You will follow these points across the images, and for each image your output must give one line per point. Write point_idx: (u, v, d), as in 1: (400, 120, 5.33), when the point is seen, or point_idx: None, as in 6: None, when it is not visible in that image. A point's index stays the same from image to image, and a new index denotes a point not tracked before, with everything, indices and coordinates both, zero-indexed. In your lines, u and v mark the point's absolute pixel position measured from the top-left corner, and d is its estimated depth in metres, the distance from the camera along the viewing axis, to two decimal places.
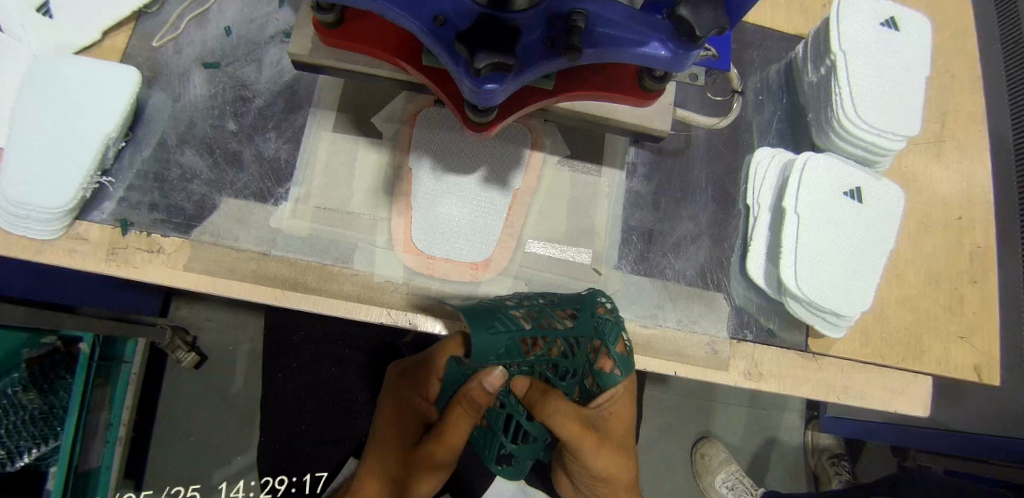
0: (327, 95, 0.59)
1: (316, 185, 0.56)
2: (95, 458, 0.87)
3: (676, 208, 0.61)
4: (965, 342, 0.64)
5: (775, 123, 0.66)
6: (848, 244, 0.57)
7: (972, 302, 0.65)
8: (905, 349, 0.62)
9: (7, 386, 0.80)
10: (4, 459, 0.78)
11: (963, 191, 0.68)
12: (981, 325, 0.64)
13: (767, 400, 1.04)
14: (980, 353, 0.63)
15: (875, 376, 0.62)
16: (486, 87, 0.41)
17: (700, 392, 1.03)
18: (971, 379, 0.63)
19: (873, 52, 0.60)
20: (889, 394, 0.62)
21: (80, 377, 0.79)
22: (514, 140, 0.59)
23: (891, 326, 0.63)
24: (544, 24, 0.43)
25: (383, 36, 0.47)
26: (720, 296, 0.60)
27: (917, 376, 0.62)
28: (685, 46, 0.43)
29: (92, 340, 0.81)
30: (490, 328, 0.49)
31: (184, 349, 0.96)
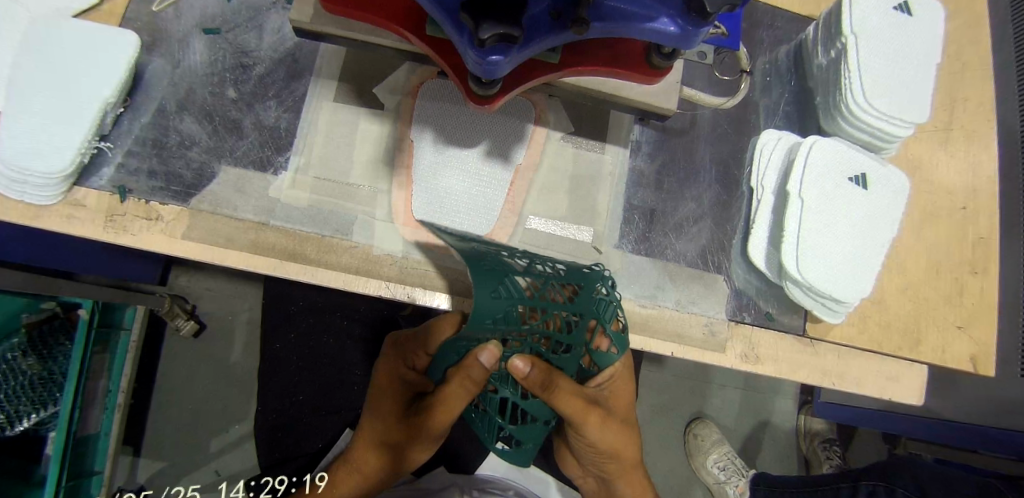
0: (329, 64, 0.58)
1: (316, 155, 0.55)
2: (94, 423, 0.88)
3: (680, 188, 0.61)
4: (963, 332, 0.64)
5: (783, 106, 0.65)
6: (852, 229, 0.56)
7: (972, 292, 0.65)
8: (902, 337, 0.63)
9: (6, 350, 0.80)
10: (4, 424, 0.79)
11: (968, 181, 0.67)
12: (979, 315, 0.64)
13: (762, 384, 1.05)
14: (977, 343, 0.64)
15: (871, 363, 0.62)
16: (491, 59, 0.41)
17: (696, 373, 1.04)
18: (967, 369, 0.63)
19: (886, 36, 0.59)
20: (884, 381, 0.62)
21: (80, 341, 0.80)
22: (516, 115, 0.58)
23: (889, 314, 0.63)
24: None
25: (387, 5, 0.46)
26: (721, 278, 0.60)
27: (913, 364, 0.63)
28: (694, 23, 0.43)
29: (91, 306, 0.81)
30: (492, 291, 0.48)
31: (183, 318, 0.96)
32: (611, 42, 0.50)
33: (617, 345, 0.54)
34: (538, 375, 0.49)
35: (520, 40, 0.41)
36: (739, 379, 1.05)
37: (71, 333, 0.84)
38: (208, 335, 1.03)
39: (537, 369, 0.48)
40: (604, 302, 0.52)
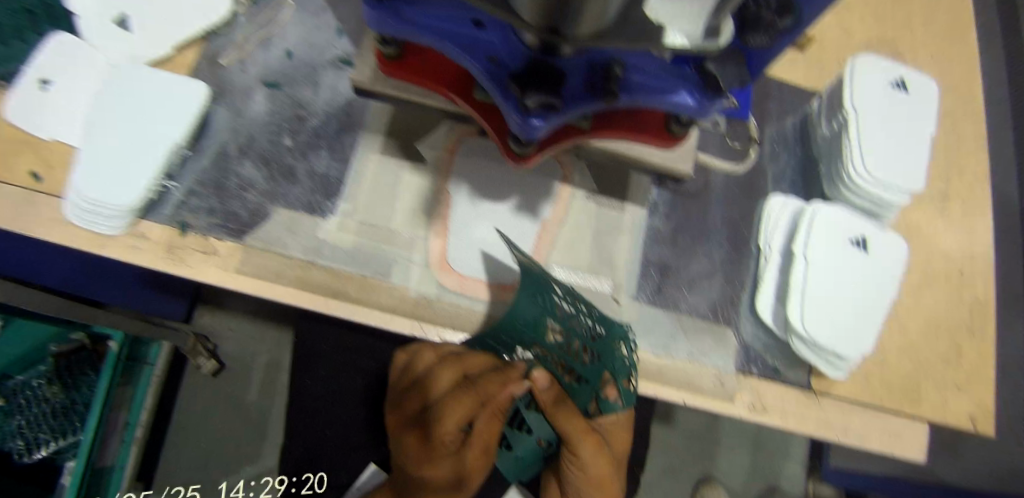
0: (376, 120, 0.64)
1: (362, 202, 0.61)
2: (110, 456, 0.89)
3: (693, 246, 0.66)
4: (961, 391, 0.67)
5: (789, 173, 0.70)
6: (854, 286, 0.61)
7: (969, 353, 0.68)
8: (903, 393, 0.66)
9: (35, 377, 0.88)
10: (24, 450, 0.88)
11: (964, 248, 0.72)
12: (976, 376, 0.68)
13: (770, 443, 1.07)
14: (976, 403, 0.66)
15: (873, 419, 0.65)
16: (532, 123, 0.47)
17: (704, 432, 1.06)
18: (966, 428, 0.66)
19: (883, 110, 0.65)
20: (886, 436, 0.65)
21: (107, 374, 0.83)
22: (545, 174, 0.63)
23: (891, 371, 0.66)
24: (585, 71, 0.49)
25: (440, 72, 0.53)
26: (731, 331, 0.64)
27: (914, 421, 0.65)
28: (709, 96, 0.50)
29: (121, 340, 0.84)
30: (531, 294, 0.56)
31: (205, 356, 1.00)
32: (635, 111, 0.56)
33: (622, 400, 0.55)
34: (550, 393, 0.59)
35: (558, 107, 0.47)
36: (749, 441, 1.06)
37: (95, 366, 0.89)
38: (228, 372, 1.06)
39: (550, 388, 0.59)
40: (621, 360, 0.52)
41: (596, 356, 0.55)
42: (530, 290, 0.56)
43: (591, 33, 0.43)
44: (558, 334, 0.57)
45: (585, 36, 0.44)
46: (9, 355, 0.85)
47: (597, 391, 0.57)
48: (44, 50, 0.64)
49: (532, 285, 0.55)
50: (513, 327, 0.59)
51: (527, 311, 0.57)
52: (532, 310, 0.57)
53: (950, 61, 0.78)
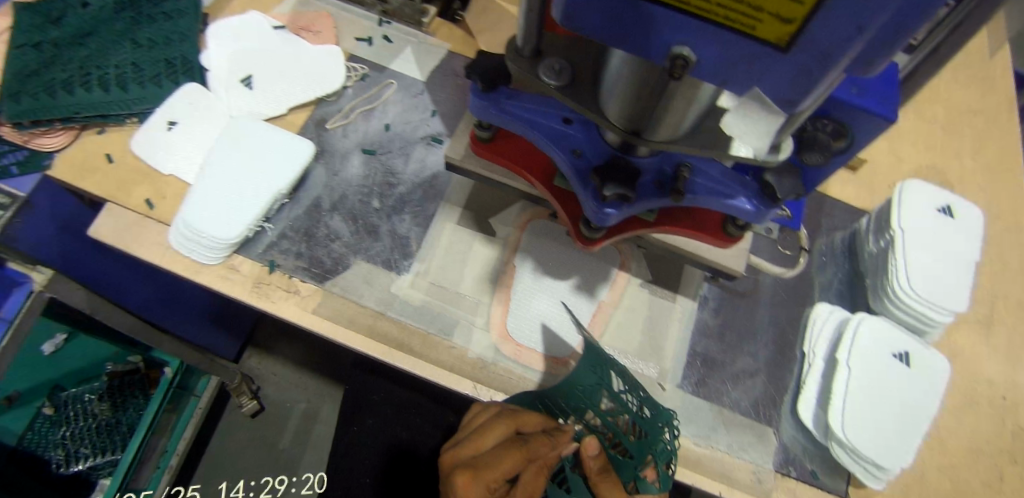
0: (456, 193, 0.70)
1: (436, 265, 0.66)
2: (143, 480, 0.95)
3: (738, 342, 0.69)
4: None
5: (836, 283, 0.73)
6: (896, 398, 0.62)
7: (1012, 481, 0.68)
8: None
9: (87, 392, 0.94)
10: (63, 461, 0.91)
11: (1008, 374, 0.73)
12: None
13: None
14: None
15: None
16: (606, 211, 0.53)
17: None
18: None
19: (930, 233, 0.68)
20: None
21: (157, 398, 0.93)
22: (605, 259, 0.68)
23: (929, 489, 0.66)
24: (656, 171, 0.55)
25: (524, 157, 0.60)
26: (771, 430, 0.65)
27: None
28: (766, 204, 0.54)
29: (176, 367, 0.96)
30: (591, 363, 0.58)
31: (247, 396, 1.07)
32: (697, 212, 0.60)
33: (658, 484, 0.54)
34: (597, 463, 0.55)
35: (630, 200, 0.53)
36: None
37: (144, 389, 0.97)
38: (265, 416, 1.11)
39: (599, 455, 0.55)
40: (664, 447, 0.54)
41: (643, 436, 0.55)
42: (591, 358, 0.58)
43: (667, 134, 0.49)
44: (609, 408, 0.58)
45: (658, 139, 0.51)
46: (65, 369, 0.89)
47: (636, 470, 0.56)
48: (175, 96, 0.73)
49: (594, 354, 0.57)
50: (571, 388, 0.61)
51: (584, 377, 0.59)
52: (589, 376, 0.59)
53: (998, 192, 0.81)
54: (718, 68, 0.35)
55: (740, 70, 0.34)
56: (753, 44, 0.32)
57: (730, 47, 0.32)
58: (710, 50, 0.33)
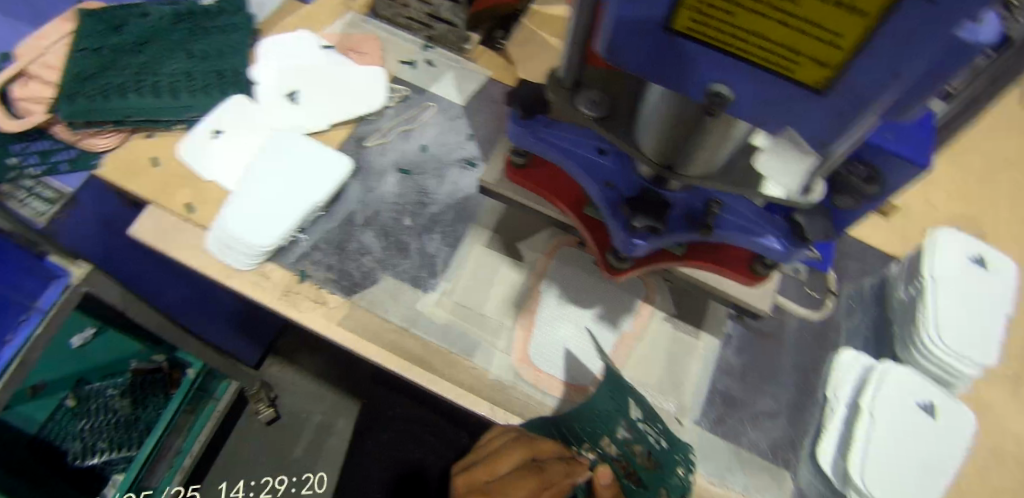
0: (486, 215, 0.71)
1: (461, 286, 0.67)
2: (155, 480, 0.96)
3: (759, 382, 0.68)
4: None
5: (861, 331, 0.73)
6: (920, 451, 0.61)
7: None
8: None
9: (110, 387, 0.95)
10: (79, 453, 0.91)
11: None
12: None
13: None
14: None
15: None
16: (635, 241, 0.54)
17: None
18: None
19: (962, 283, 0.67)
20: None
21: (177, 399, 0.94)
22: (629, 290, 0.68)
23: None
24: (687, 206, 0.56)
25: (556, 185, 0.61)
26: (788, 474, 0.64)
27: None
28: (795, 243, 0.55)
29: (198, 369, 0.98)
30: (609, 391, 0.57)
31: (265, 403, 1.10)
32: (725, 248, 0.60)
33: None
34: (611, 493, 0.54)
35: (658, 232, 0.54)
36: None
37: (165, 389, 0.99)
38: (280, 425, 1.14)
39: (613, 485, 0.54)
40: (678, 480, 0.52)
41: (657, 465, 0.54)
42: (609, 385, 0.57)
43: (700, 172, 0.52)
44: (625, 433, 0.57)
45: (693, 172, 0.52)
46: (95, 361, 0.91)
47: None
48: (225, 107, 0.76)
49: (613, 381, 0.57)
50: (591, 412, 0.59)
51: (603, 405, 0.58)
52: (608, 405, 0.58)
53: None
54: (753, 110, 0.35)
55: (777, 112, 0.34)
56: (791, 88, 0.32)
57: (769, 87, 0.32)
58: (746, 90, 0.33)
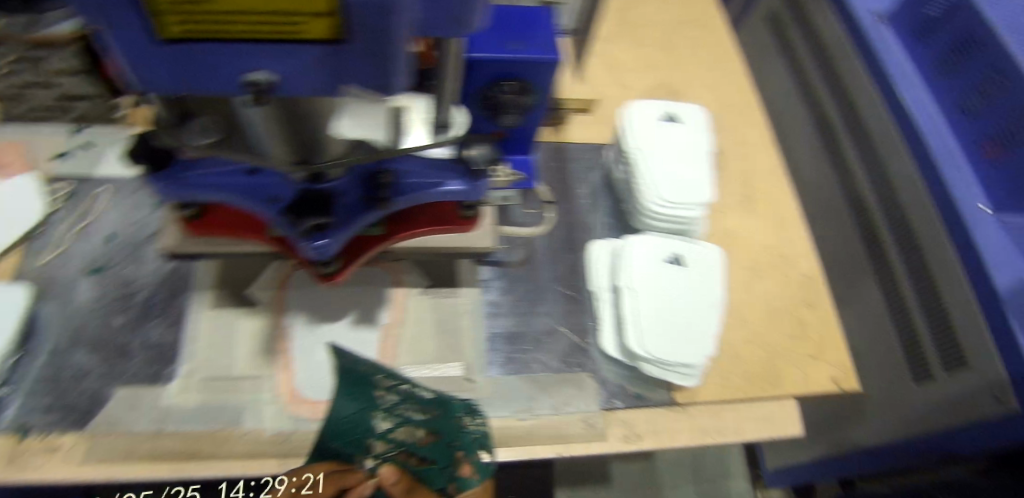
0: (205, 277, 0.66)
1: (200, 359, 0.62)
2: None
3: (533, 307, 0.69)
4: (817, 360, 0.71)
5: (606, 218, 0.75)
6: (675, 300, 0.67)
7: (813, 326, 0.72)
8: (763, 380, 0.69)
9: None
10: None
11: (784, 238, 0.76)
12: (825, 346, 0.72)
13: (708, 472, 1.23)
14: (833, 367, 0.71)
15: (741, 410, 0.69)
16: (318, 243, 0.53)
17: (642, 482, 1.20)
18: (832, 391, 0.70)
19: (661, 142, 0.71)
20: (757, 422, 0.69)
21: None
22: (373, 283, 0.66)
23: (746, 363, 0.69)
24: (358, 186, 0.55)
25: (236, 219, 0.58)
26: (588, 375, 0.66)
27: (781, 400, 0.69)
28: (475, 178, 0.56)
29: None
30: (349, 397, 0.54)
31: None
32: (426, 209, 0.60)
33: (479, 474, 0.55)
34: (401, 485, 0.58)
35: (335, 225, 0.53)
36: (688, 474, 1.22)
37: None
38: None
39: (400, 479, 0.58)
40: (472, 434, 0.54)
41: (440, 434, 0.56)
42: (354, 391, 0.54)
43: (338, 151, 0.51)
44: (390, 425, 0.56)
45: (331, 155, 0.51)
46: None
47: (450, 473, 0.55)
48: None
49: (355, 383, 0.54)
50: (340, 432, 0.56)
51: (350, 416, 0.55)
52: (354, 411, 0.55)
53: (717, 78, 0.85)
54: (305, 80, 0.36)
55: (328, 75, 0.35)
56: (312, 47, 0.33)
57: (294, 55, 0.34)
58: (283, 67, 0.34)
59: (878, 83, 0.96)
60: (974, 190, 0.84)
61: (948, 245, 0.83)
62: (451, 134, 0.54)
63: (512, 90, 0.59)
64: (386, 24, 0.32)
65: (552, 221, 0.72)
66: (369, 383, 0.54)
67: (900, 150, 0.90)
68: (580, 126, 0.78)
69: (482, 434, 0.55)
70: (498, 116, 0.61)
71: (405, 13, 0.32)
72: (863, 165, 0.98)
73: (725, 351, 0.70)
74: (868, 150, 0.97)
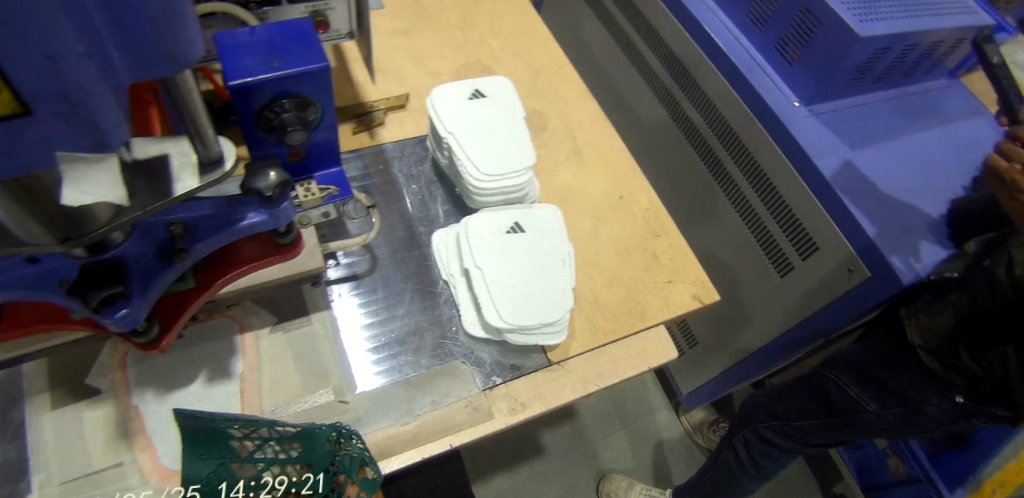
0: (35, 381, 0.75)
1: (52, 465, 0.71)
2: None
3: (393, 315, 0.89)
4: (672, 281, 0.99)
5: (442, 210, 1.00)
6: (518, 262, 0.91)
7: (665, 252, 1.01)
8: (632, 311, 0.95)
9: None
10: None
11: (582, 183, 1.06)
12: (678, 267, 1.00)
13: (630, 411, 1.91)
14: (689, 283, 0.99)
15: (614, 354, 0.91)
16: (118, 314, 0.61)
17: (576, 440, 1.83)
18: (695, 304, 0.97)
19: (467, 120, 0.97)
20: (636, 355, 0.92)
21: None
22: (227, 334, 0.83)
23: (604, 312, 0.94)
24: (144, 248, 0.65)
25: (34, 316, 0.63)
26: (460, 363, 0.86)
27: (649, 329, 0.94)
28: (269, 206, 0.68)
29: None
30: (198, 455, 0.58)
31: None
32: (247, 248, 0.76)
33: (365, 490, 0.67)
34: None
35: (129, 294, 0.61)
36: (619, 427, 1.88)
37: None
38: None
39: None
40: (349, 456, 0.66)
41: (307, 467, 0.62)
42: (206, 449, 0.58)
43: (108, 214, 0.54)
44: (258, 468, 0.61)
45: (100, 223, 0.55)
46: None
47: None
48: None
49: (205, 438, 0.58)
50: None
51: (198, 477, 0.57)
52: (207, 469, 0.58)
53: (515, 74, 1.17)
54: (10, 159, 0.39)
55: (36, 150, 0.39)
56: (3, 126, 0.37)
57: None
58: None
59: (685, 26, 1.35)
60: (781, 89, 1.22)
61: (769, 140, 1.22)
62: (227, 167, 0.60)
63: (291, 105, 0.74)
64: (64, 82, 0.36)
65: (373, 224, 0.92)
66: (224, 435, 0.60)
67: (712, 76, 1.32)
68: (384, 131, 1.05)
69: (360, 454, 0.68)
70: (284, 134, 0.75)
71: (79, 64, 0.37)
72: (690, 105, 1.44)
73: (584, 298, 0.94)
74: (693, 86, 1.40)
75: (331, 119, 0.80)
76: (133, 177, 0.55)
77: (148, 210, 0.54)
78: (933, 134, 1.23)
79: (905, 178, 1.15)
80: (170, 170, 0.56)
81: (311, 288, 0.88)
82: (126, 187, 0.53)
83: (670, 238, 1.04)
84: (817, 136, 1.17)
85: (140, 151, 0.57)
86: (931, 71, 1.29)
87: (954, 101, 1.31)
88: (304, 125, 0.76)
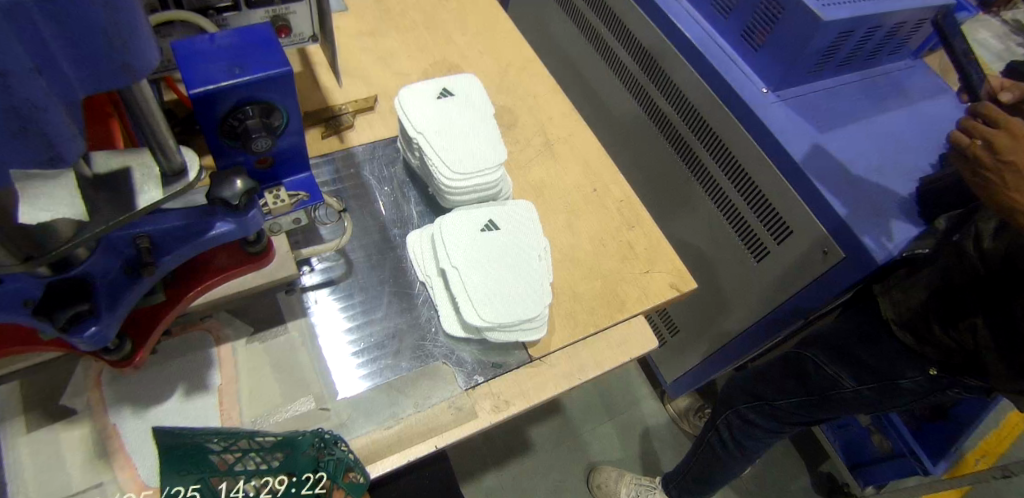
0: (11, 404, 0.80)
1: (32, 475, 0.77)
2: None
3: (367, 306, 0.97)
4: (649, 272, 1.08)
5: (393, 253, 1.03)
6: (486, 259, 0.97)
7: (639, 246, 1.10)
8: (604, 304, 1.03)
9: None
10: None
11: (584, 178, 1.16)
12: (651, 261, 1.09)
13: (615, 404, 2.02)
14: (667, 273, 1.08)
15: (596, 344, 1.00)
16: (89, 331, 0.66)
17: (566, 438, 1.93)
18: (675, 293, 1.06)
19: (438, 124, 1.03)
20: (616, 349, 1.00)
21: None
22: (202, 345, 0.89)
23: (588, 298, 1.03)
24: (112, 256, 0.69)
25: (15, 336, 0.73)
26: (440, 363, 0.93)
27: (628, 318, 1.03)
28: (236, 216, 0.73)
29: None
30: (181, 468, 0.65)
31: None
32: None
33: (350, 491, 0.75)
34: None
35: (99, 312, 0.67)
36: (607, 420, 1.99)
37: None
38: None
39: None
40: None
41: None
42: (187, 462, 0.65)
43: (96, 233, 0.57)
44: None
45: (62, 238, 0.58)
46: None
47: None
48: None
49: (185, 449, 0.64)
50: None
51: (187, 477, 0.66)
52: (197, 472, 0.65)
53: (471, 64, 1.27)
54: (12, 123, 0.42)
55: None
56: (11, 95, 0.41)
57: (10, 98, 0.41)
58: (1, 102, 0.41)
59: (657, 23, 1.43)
60: (752, 81, 1.29)
61: (744, 133, 1.31)
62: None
63: (256, 112, 0.78)
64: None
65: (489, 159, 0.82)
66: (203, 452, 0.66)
67: (682, 83, 1.43)
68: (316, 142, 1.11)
69: (343, 457, 0.74)
70: (250, 141, 0.79)
71: (36, 84, 0.42)
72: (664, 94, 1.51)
73: (564, 293, 1.03)
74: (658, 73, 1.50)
75: (297, 127, 0.84)
76: (94, 192, 0.60)
77: (111, 226, 0.58)
78: (901, 113, 1.32)
79: (873, 155, 1.24)
80: (132, 184, 0.61)
81: (285, 296, 0.95)
82: (85, 206, 0.57)
83: (645, 228, 1.13)
84: (787, 120, 1.25)
85: (101, 166, 0.62)
86: (897, 49, 1.37)
87: (914, 78, 1.41)
88: (269, 131, 0.80)
